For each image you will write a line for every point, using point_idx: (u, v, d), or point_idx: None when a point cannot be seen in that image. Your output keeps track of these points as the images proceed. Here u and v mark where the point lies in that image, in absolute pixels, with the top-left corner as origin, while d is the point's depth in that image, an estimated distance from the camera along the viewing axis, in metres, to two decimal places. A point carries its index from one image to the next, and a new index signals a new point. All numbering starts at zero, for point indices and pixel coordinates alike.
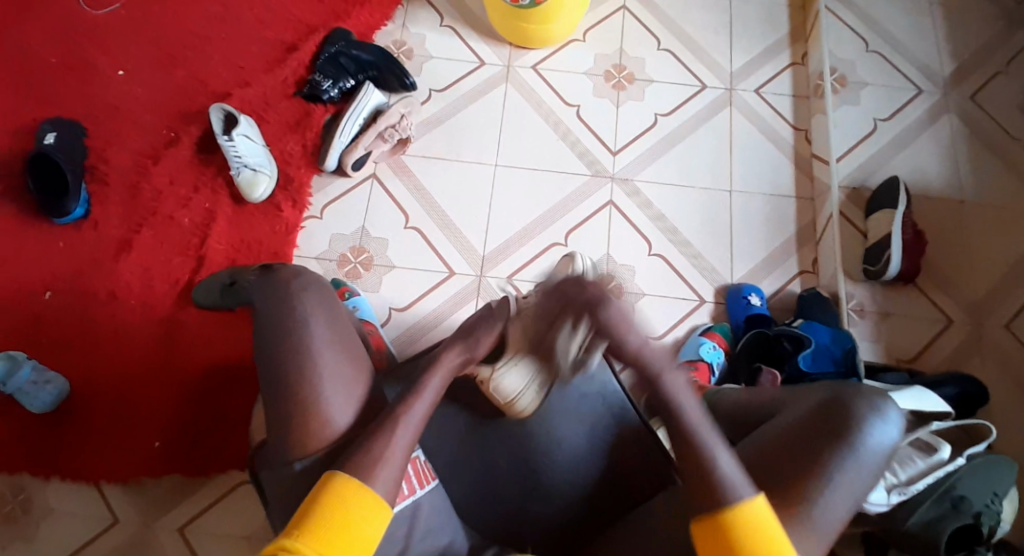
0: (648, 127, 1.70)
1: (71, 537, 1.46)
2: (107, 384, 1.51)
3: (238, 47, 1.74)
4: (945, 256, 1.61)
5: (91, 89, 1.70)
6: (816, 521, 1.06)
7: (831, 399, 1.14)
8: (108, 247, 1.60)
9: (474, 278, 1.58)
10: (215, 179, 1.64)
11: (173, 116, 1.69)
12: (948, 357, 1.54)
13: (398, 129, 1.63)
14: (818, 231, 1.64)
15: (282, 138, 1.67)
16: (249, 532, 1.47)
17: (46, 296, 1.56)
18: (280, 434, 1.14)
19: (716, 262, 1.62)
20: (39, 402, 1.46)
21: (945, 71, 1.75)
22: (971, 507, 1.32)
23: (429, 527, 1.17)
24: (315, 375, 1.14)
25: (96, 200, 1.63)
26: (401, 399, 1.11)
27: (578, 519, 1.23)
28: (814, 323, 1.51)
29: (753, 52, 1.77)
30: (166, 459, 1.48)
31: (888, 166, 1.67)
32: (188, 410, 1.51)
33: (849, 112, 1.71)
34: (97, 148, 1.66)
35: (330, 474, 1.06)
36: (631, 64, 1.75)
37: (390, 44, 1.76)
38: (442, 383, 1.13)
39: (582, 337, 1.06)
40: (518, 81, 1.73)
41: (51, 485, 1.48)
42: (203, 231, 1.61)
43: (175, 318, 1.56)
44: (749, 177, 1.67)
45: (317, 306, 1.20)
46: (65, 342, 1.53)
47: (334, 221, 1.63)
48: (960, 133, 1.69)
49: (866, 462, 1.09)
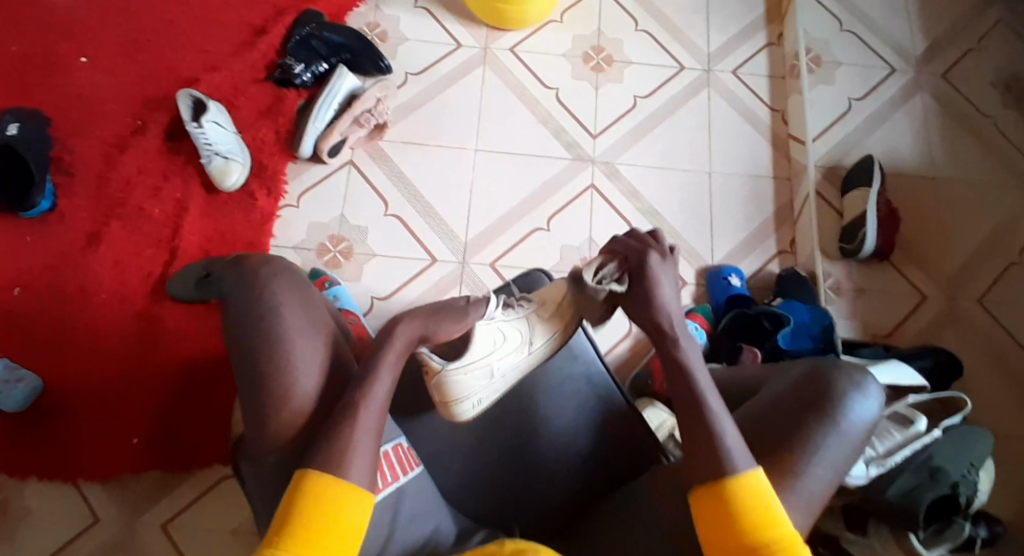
0: (627, 109, 1.69)
1: (50, 537, 1.42)
2: (81, 381, 1.48)
3: (205, 31, 1.68)
4: (917, 232, 1.64)
5: (50, 76, 1.64)
6: (800, 488, 1.07)
7: (812, 375, 1.16)
8: (76, 240, 1.55)
9: (456, 264, 1.57)
10: (185, 168, 1.60)
11: (138, 103, 1.63)
12: (922, 331, 1.58)
13: (375, 113, 1.60)
14: (795, 210, 1.66)
15: (253, 125, 1.62)
16: (234, 528, 1.45)
17: (15, 293, 1.51)
18: (252, 426, 1.11)
19: (697, 243, 1.62)
20: (11, 400, 1.42)
21: (917, 50, 1.77)
22: (947, 477, 1.34)
23: (413, 513, 1.15)
24: (289, 364, 1.11)
25: (62, 191, 1.57)
26: (359, 384, 1.08)
27: (568, 502, 1.24)
28: (793, 302, 1.52)
29: (730, 32, 1.77)
30: (148, 457, 1.45)
31: (863, 145, 1.69)
32: (168, 403, 1.48)
33: (826, 91, 1.72)
34: (60, 137, 1.60)
35: (302, 473, 1.02)
36: (610, 45, 1.74)
37: (363, 27, 1.72)
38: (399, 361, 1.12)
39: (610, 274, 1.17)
40: (496, 63, 1.71)
41: (28, 486, 1.44)
42: (174, 222, 1.56)
43: (150, 312, 1.52)
44: (727, 159, 1.68)
45: (290, 294, 1.16)
46: (37, 338, 1.49)
47: (312, 209, 1.60)
48: (932, 112, 1.72)
49: (848, 435, 1.10)
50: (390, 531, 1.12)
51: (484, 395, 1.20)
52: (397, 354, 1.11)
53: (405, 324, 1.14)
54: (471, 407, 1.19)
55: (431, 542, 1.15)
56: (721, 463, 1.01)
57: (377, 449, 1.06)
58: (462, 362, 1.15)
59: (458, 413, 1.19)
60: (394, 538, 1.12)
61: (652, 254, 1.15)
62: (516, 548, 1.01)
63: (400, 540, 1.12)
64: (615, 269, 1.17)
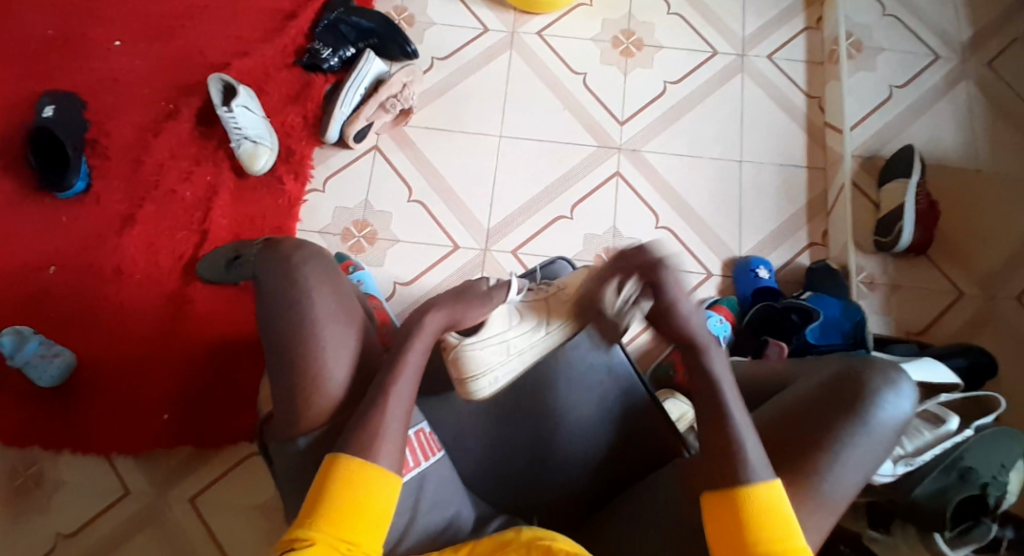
0: (656, 95, 1.66)
1: (85, 508, 1.47)
2: (114, 359, 1.52)
3: (235, 16, 1.70)
4: (957, 227, 1.57)
5: (87, 60, 1.67)
6: (824, 489, 1.05)
7: (841, 373, 1.12)
8: (111, 221, 1.59)
9: (479, 252, 1.57)
10: (216, 152, 1.62)
11: (171, 87, 1.66)
12: (959, 330, 1.52)
13: (400, 99, 1.60)
14: (829, 202, 1.61)
15: (282, 109, 1.64)
16: (260, 502, 1.48)
17: (52, 272, 1.55)
18: (282, 413, 1.14)
19: (725, 234, 1.59)
20: (47, 376, 1.47)
21: (964, 36, 1.69)
22: (978, 478, 1.29)
23: (435, 499, 1.16)
24: (319, 350, 1.13)
25: (97, 173, 1.61)
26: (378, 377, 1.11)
27: (586, 492, 1.23)
28: (823, 296, 1.49)
29: (765, 16, 1.72)
30: (178, 433, 1.49)
31: (903, 135, 1.63)
32: (200, 379, 1.52)
33: (866, 78, 1.66)
34: (96, 120, 1.64)
35: (336, 455, 1.05)
36: (640, 28, 1.70)
37: (390, 10, 1.71)
38: (422, 356, 1.13)
39: (628, 293, 1.13)
40: (523, 49, 1.68)
41: (64, 458, 1.49)
42: (205, 204, 1.59)
43: (182, 293, 1.55)
44: (760, 148, 1.63)
45: (323, 282, 1.17)
46: (72, 316, 1.53)
47: (337, 194, 1.61)
48: (977, 101, 1.64)
49: (877, 435, 1.08)
50: (412, 517, 1.13)
51: (503, 373, 1.22)
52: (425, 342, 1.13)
53: (431, 315, 1.16)
54: (487, 385, 1.22)
55: (451, 527, 1.16)
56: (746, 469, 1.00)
57: (405, 433, 1.09)
58: (478, 336, 1.18)
59: (473, 390, 1.21)
60: (415, 523, 1.13)
61: (666, 267, 1.09)
62: (534, 533, 1.03)
63: (421, 525, 1.14)
64: (636, 285, 1.11)
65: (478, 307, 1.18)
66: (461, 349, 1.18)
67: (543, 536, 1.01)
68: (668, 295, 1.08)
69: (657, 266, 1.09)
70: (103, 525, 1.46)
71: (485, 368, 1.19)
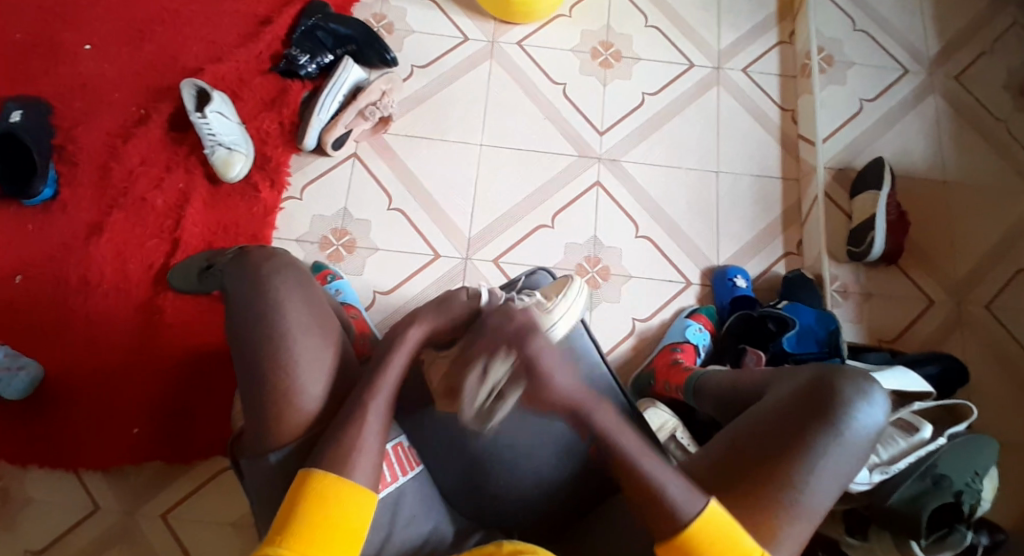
0: (635, 106, 1.67)
1: (52, 525, 1.41)
2: (81, 371, 1.46)
3: (210, 21, 1.67)
4: (927, 238, 1.62)
5: (55, 63, 1.62)
6: (802, 500, 1.06)
7: (817, 381, 1.13)
8: (78, 229, 1.54)
9: (460, 261, 1.55)
10: (188, 158, 1.58)
11: (143, 92, 1.62)
12: (928, 337, 1.56)
13: (379, 106, 1.59)
14: (803, 212, 1.64)
15: (257, 116, 1.61)
16: (233, 519, 1.44)
17: (16, 281, 1.50)
18: (261, 424, 1.10)
19: (703, 243, 1.61)
20: (13, 390, 1.41)
21: (931, 52, 1.74)
22: (951, 485, 1.30)
23: (413, 514, 1.13)
24: (293, 364, 1.09)
25: (64, 180, 1.56)
26: (367, 386, 1.09)
27: (555, 510, 1.20)
28: (799, 305, 1.51)
29: (740, 30, 1.75)
30: (148, 448, 1.44)
31: (873, 147, 1.67)
32: (172, 392, 1.47)
33: (837, 92, 1.70)
34: (63, 125, 1.59)
35: (303, 471, 1.03)
36: (619, 40, 1.72)
37: (369, 18, 1.70)
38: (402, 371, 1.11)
39: (494, 380, 1.02)
40: (503, 58, 1.69)
41: (29, 474, 1.43)
42: (176, 213, 1.55)
43: (153, 304, 1.51)
44: (736, 158, 1.66)
45: (293, 290, 1.12)
46: (37, 327, 1.48)
47: (314, 202, 1.58)
48: (944, 115, 1.69)
49: (852, 443, 1.09)
50: (389, 533, 1.10)
51: None
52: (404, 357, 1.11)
53: (414, 328, 1.13)
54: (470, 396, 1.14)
55: (430, 542, 1.14)
56: (680, 494, 1.01)
57: (382, 446, 1.07)
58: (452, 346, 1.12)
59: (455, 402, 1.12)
60: (392, 540, 1.11)
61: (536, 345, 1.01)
62: (515, 549, 1.00)
63: (398, 543, 1.11)
64: (505, 368, 1.02)
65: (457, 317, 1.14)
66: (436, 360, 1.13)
67: (525, 547, 1.00)
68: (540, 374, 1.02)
69: (526, 341, 1.01)
70: (71, 542, 1.40)
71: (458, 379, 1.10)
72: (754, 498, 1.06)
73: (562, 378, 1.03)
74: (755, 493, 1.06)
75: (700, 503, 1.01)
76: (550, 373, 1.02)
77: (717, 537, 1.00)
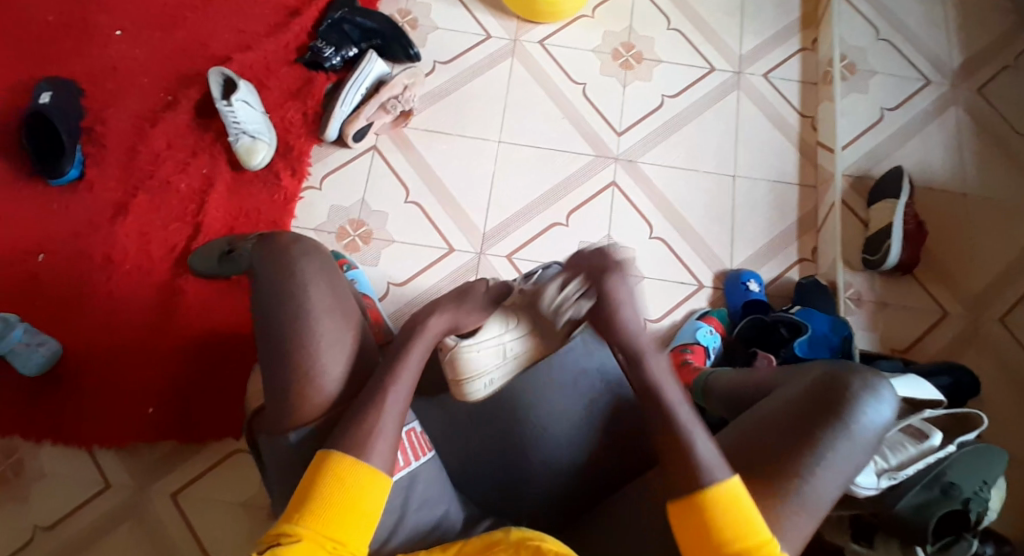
0: (654, 108, 1.68)
1: (65, 500, 1.44)
2: (101, 349, 1.49)
3: (239, 11, 1.70)
4: (944, 249, 1.61)
5: (86, 47, 1.66)
6: (807, 494, 1.06)
7: (825, 378, 1.13)
8: (104, 210, 1.57)
9: (474, 256, 1.57)
10: (213, 144, 1.61)
11: (171, 79, 1.66)
12: (941, 349, 1.55)
13: (401, 100, 1.61)
14: (819, 218, 1.64)
15: (282, 105, 1.64)
16: (244, 500, 1.46)
17: (40, 259, 1.53)
18: (276, 403, 1.12)
19: (718, 247, 1.61)
20: (31, 364, 1.44)
21: (954, 64, 1.74)
22: (960, 493, 1.28)
23: (425, 498, 1.14)
24: (313, 347, 1.11)
25: (91, 161, 1.59)
26: (388, 369, 1.10)
27: (569, 497, 1.21)
28: (812, 310, 1.50)
29: (763, 35, 1.76)
30: (163, 427, 1.47)
31: (894, 156, 1.66)
32: (187, 374, 1.50)
33: (858, 100, 1.70)
34: (92, 107, 1.63)
35: (325, 451, 1.04)
36: (640, 42, 1.73)
37: (394, 13, 1.72)
38: (420, 357, 1.13)
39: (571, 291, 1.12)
40: (524, 56, 1.70)
41: (44, 449, 1.46)
42: (200, 197, 1.58)
43: (174, 285, 1.54)
44: (754, 163, 1.66)
45: (318, 275, 1.14)
46: (58, 304, 1.51)
47: (335, 192, 1.61)
48: (965, 126, 1.69)
49: (858, 439, 1.09)
50: (402, 515, 1.11)
51: (498, 376, 1.19)
52: (424, 344, 1.13)
53: (435, 318, 1.15)
54: (481, 387, 1.18)
55: (440, 528, 1.14)
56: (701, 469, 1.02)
57: (400, 431, 1.07)
58: (476, 338, 1.16)
59: (469, 392, 1.18)
60: (405, 521, 1.12)
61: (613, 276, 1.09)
62: (522, 536, 1.01)
63: (412, 524, 1.12)
64: (579, 285, 1.11)
65: (480, 312, 1.18)
66: (457, 351, 1.16)
67: (532, 536, 1.00)
68: (609, 305, 1.10)
69: (607, 276, 1.10)
70: (82, 518, 1.43)
71: (481, 370, 1.16)
72: (759, 490, 1.06)
73: (629, 313, 1.10)
74: (761, 485, 1.06)
75: (726, 472, 1.01)
76: (620, 305, 1.10)
77: (735, 502, 0.99)
